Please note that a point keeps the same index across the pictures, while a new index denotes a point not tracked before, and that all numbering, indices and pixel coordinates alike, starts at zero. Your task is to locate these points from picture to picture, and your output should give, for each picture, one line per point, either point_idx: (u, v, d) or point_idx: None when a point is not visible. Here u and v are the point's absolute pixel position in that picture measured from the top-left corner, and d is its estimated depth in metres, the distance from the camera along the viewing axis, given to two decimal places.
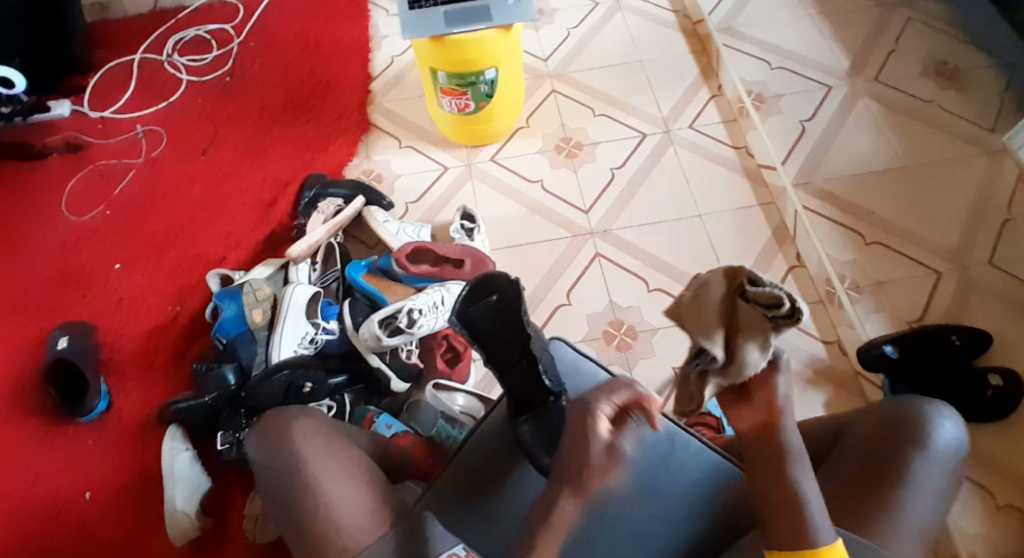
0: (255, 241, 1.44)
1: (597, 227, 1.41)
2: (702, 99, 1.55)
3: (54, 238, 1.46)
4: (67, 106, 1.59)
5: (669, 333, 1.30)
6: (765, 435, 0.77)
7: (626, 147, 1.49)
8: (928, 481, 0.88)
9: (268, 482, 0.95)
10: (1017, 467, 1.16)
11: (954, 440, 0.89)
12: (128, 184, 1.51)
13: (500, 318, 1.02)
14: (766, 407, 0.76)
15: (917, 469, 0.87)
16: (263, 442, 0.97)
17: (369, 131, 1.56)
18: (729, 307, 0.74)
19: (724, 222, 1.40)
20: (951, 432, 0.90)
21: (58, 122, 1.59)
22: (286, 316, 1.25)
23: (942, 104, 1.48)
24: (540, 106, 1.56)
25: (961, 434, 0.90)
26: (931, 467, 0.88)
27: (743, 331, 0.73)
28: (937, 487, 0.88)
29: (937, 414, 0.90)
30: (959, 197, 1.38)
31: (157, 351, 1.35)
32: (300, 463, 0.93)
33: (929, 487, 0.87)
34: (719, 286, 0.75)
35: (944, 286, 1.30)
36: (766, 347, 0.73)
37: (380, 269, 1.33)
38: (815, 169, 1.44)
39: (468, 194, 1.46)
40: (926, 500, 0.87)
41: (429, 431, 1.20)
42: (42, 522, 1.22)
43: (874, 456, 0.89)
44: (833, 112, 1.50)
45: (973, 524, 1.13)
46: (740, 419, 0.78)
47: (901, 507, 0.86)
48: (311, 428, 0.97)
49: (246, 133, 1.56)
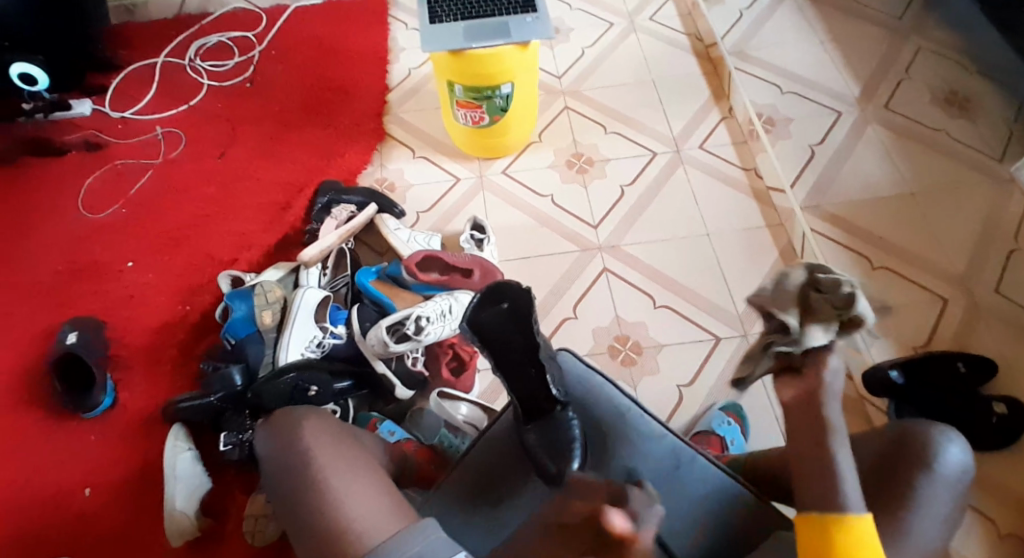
0: (267, 242, 1.45)
1: (605, 243, 1.42)
2: (713, 120, 1.57)
3: (68, 233, 1.48)
4: (89, 105, 1.63)
5: (674, 350, 1.30)
6: (811, 406, 0.84)
7: (637, 164, 1.51)
8: (930, 501, 0.87)
9: (276, 474, 0.96)
10: (1020, 496, 1.16)
11: (959, 462, 0.89)
12: (144, 183, 1.53)
13: (511, 325, 1.00)
14: (812, 379, 0.85)
15: (919, 488, 0.87)
16: (274, 437, 0.98)
17: (384, 140, 1.58)
18: (801, 294, 0.92)
19: (731, 242, 1.41)
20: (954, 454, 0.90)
21: (79, 120, 1.62)
22: (296, 318, 1.27)
23: (952, 133, 1.49)
24: (553, 121, 1.58)
25: (967, 457, 0.89)
26: (935, 488, 0.87)
27: (808, 313, 0.90)
28: (941, 506, 0.87)
29: (944, 439, 0.90)
30: (968, 225, 1.39)
31: (164, 349, 1.36)
32: (310, 457, 0.94)
33: (932, 507, 0.87)
34: (800, 275, 0.93)
35: (950, 311, 1.30)
36: (828, 327, 0.87)
37: (389, 276, 1.35)
38: (823, 192, 1.45)
39: (479, 205, 1.48)
40: (929, 520, 0.87)
41: (432, 438, 1.24)
42: (43, 513, 1.23)
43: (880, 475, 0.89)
44: (843, 137, 1.52)
45: (975, 551, 1.12)
46: (784, 390, 0.87)
47: (901, 526, 0.86)
48: (320, 425, 0.99)
49: (262, 138, 1.58)
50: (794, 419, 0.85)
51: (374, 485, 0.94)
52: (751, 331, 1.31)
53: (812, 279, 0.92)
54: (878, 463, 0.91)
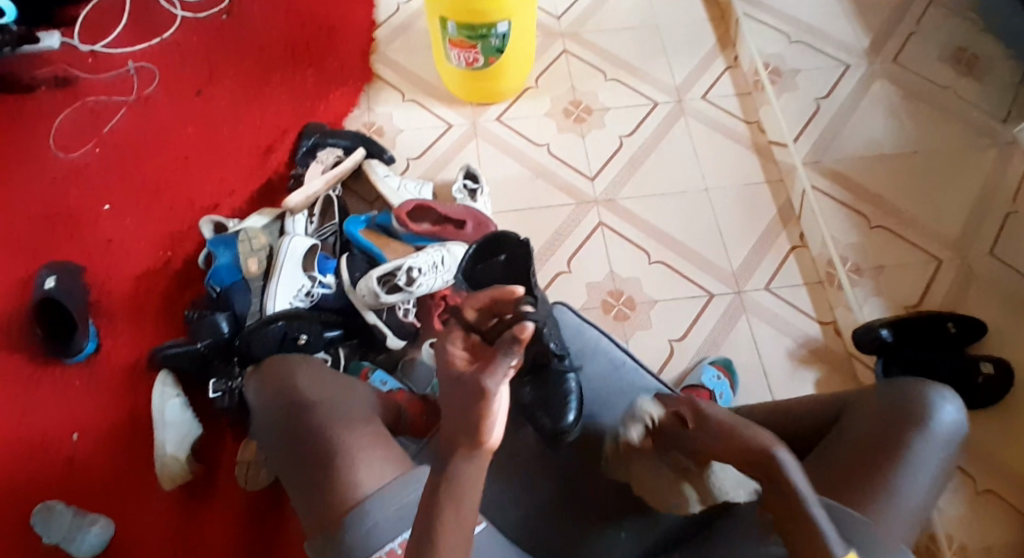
0: (251, 188, 1.40)
1: (601, 196, 1.39)
2: (718, 69, 1.52)
3: (42, 174, 1.42)
4: (57, 38, 1.53)
5: (667, 305, 1.30)
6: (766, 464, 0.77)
7: (636, 113, 1.46)
8: (927, 461, 0.88)
9: (279, 424, 0.94)
10: (1000, 453, 1.19)
11: (954, 421, 0.90)
12: (119, 122, 1.46)
13: (505, 276, 1.12)
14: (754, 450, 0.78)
15: (918, 449, 0.88)
16: (267, 385, 0.97)
17: (372, 81, 1.51)
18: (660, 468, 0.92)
19: (730, 196, 1.39)
20: (950, 413, 0.92)
21: (48, 55, 1.53)
22: (283, 266, 1.24)
23: (958, 92, 1.45)
24: (551, 66, 1.52)
25: (961, 417, 0.91)
26: (933, 447, 0.89)
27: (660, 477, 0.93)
28: (936, 468, 0.89)
29: (939, 397, 0.91)
30: (968, 186, 1.37)
31: (149, 295, 1.33)
32: (304, 406, 0.94)
33: (928, 467, 0.88)
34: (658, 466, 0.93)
35: (943, 274, 1.30)
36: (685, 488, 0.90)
37: (379, 225, 1.32)
38: (827, 148, 1.42)
39: (471, 152, 1.43)
40: (923, 481, 0.88)
41: (423, 389, 1.25)
42: (32, 462, 1.22)
43: (878, 438, 0.90)
44: (849, 91, 1.48)
45: (954, 506, 1.16)
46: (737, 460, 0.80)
47: (894, 487, 0.87)
48: (320, 375, 0.97)
49: (244, 76, 1.50)
50: (756, 472, 0.78)
51: (377, 430, 0.93)
52: (744, 288, 1.31)
53: (467, 321, 0.77)
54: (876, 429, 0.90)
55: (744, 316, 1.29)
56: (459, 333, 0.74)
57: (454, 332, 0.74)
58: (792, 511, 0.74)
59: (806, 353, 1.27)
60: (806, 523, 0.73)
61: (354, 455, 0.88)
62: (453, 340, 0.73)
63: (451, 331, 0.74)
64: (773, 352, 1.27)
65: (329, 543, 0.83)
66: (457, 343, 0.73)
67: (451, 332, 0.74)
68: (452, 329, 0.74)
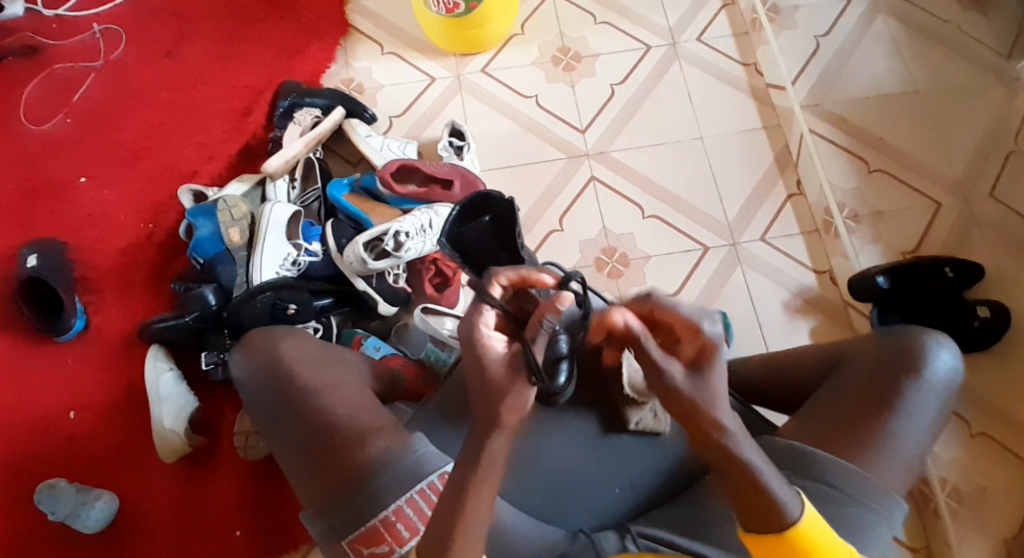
0: (230, 153, 1.34)
1: (593, 148, 1.34)
2: (713, 8, 1.45)
3: (14, 148, 1.36)
4: (20, 4, 1.45)
5: (663, 261, 1.27)
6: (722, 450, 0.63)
7: (629, 59, 1.40)
8: (921, 411, 0.84)
9: (265, 399, 0.92)
10: (994, 396, 1.20)
11: (949, 370, 0.86)
12: (88, 89, 1.39)
13: (491, 236, 1.04)
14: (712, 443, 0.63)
15: (910, 399, 0.84)
16: (252, 360, 0.94)
17: (349, 34, 1.44)
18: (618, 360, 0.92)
19: (726, 145, 1.34)
20: (944, 360, 0.87)
21: (11, 22, 1.45)
22: (266, 235, 1.20)
23: (962, 26, 1.39)
24: (538, 10, 1.44)
25: (955, 363, 0.87)
26: (925, 397, 0.84)
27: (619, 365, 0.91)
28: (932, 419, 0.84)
29: (935, 344, 0.87)
30: (970, 125, 1.32)
31: (136, 269, 1.30)
32: (294, 383, 0.91)
33: (922, 417, 0.84)
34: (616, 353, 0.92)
35: (942, 218, 1.27)
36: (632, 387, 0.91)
37: (363, 188, 1.28)
38: (826, 91, 1.37)
39: (457, 107, 1.37)
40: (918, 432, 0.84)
41: (418, 354, 1.18)
42: (32, 444, 1.22)
43: (874, 391, 0.85)
44: (850, 27, 1.41)
45: (948, 450, 1.18)
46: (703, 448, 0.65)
47: (894, 437, 0.83)
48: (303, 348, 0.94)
49: (213, 33, 1.42)
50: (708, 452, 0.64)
51: (371, 404, 0.91)
52: (740, 240, 1.29)
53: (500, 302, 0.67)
54: (869, 383, 0.86)
55: (740, 267, 1.27)
56: (491, 310, 0.66)
57: (487, 310, 0.65)
58: (744, 484, 0.65)
59: (802, 304, 1.25)
60: (764, 494, 0.66)
61: (350, 430, 0.86)
62: (486, 319, 0.65)
63: (482, 309, 0.65)
64: (771, 303, 1.25)
65: (331, 521, 0.83)
66: (490, 322, 0.65)
67: (480, 309, 0.66)
68: (483, 305, 0.66)
